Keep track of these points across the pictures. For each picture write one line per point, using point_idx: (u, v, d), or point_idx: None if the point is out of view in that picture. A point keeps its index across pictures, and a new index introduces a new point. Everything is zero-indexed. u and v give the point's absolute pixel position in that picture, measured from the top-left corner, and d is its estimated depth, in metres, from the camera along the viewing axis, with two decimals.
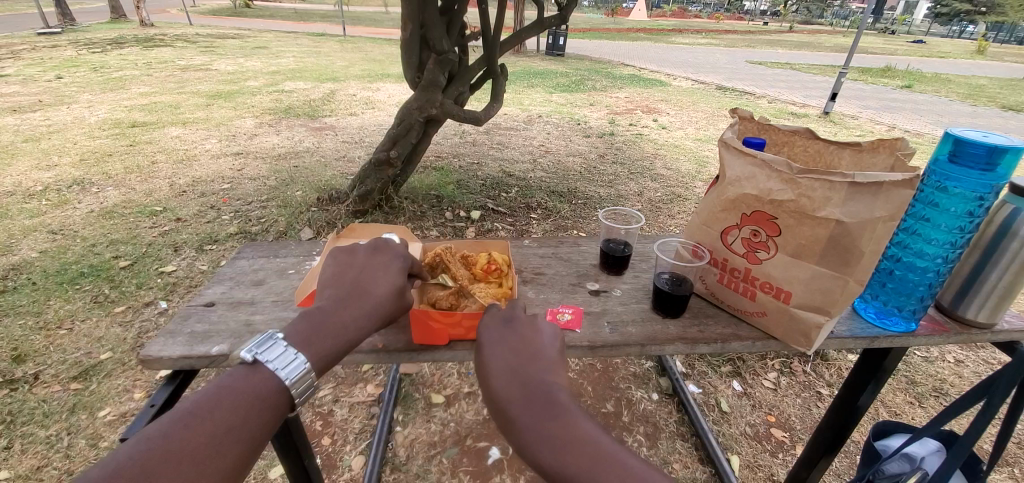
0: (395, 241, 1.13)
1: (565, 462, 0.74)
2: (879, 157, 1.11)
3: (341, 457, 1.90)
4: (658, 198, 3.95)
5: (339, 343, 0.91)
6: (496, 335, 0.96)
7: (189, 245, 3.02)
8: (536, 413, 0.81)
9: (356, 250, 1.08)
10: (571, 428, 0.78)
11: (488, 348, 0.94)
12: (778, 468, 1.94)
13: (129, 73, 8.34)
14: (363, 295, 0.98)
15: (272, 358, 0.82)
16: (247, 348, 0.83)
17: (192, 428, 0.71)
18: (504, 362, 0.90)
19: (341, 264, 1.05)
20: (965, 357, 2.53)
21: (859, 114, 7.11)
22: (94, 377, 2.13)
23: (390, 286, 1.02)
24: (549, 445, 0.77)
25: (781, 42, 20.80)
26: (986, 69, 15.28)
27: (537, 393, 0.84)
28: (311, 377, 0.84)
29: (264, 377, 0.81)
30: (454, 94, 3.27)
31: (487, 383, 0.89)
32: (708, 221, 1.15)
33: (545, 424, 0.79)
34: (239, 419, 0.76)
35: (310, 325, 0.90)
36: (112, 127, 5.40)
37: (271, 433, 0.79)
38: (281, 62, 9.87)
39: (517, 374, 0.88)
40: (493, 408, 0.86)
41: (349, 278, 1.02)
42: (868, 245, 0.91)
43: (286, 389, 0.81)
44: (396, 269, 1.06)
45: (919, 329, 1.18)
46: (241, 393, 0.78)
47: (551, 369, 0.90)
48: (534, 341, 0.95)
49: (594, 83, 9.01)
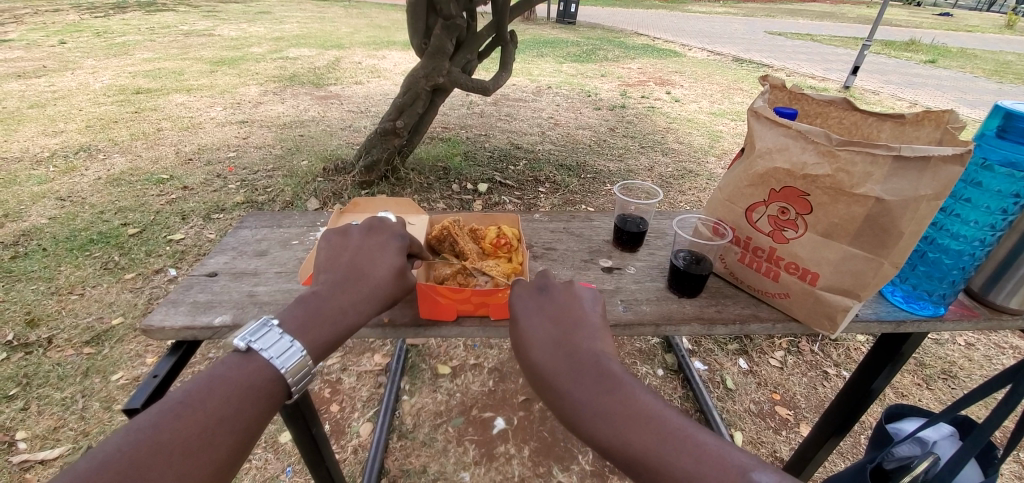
0: (392, 219, 1.08)
1: (628, 437, 0.73)
2: (924, 130, 1.03)
3: (349, 424, 1.92)
4: (669, 174, 3.86)
5: (338, 329, 0.88)
6: (534, 306, 0.92)
7: (196, 214, 2.98)
8: (591, 387, 0.78)
9: (349, 231, 1.03)
10: (628, 400, 0.76)
11: (527, 319, 0.90)
12: (781, 445, 1.93)
13: (132, 38, 8.17)
14: (360, 278, 0.94)
15: (267, 347, 0.80)
16: (240, 336, 0.80)
17: (183, 418, 0.69)
18: (548, 335, 0.87)
19: (335, 247, 1.00)
20: (976, 340, 2.48)
21: (880, 90, 6.85)
22: (106, 342, 2.14)
23: (388, 267, 0.97)
24: (610, 419, 0.75)
25: (802, 12, 20.00)
26: (1014, 44, 14.65)
27: (587, 366, 0.81)
28: (309, 365, 0.82)
29: (258, 365, 0.78)
30: (462, 63, 3.17)
31: (531, 357, 0.86)
32: (732, 197, 1.09)
33: (601, 398, 0.77)
34: (232, 410, 0.73)
35: (306, 311, 0.87)
36: (118, 93, 5.31)
37: (265, 423, 0.77)
38: (284, 28, 9.61)
39: (563, 346, 0.85)
40: (541, 382, 0.84)
41: (344, 261, 0.97)
42: (908, 225, 0.85)
43: (281, 378, 0.79)
44: (394, 249, 1.01)
45: (947, 314, 1.13)
46: (234, 383, 0.75)
47: (597, 337, 0.87)
48: (575, 311, 0.91)
49: (606, 53, 8.75)
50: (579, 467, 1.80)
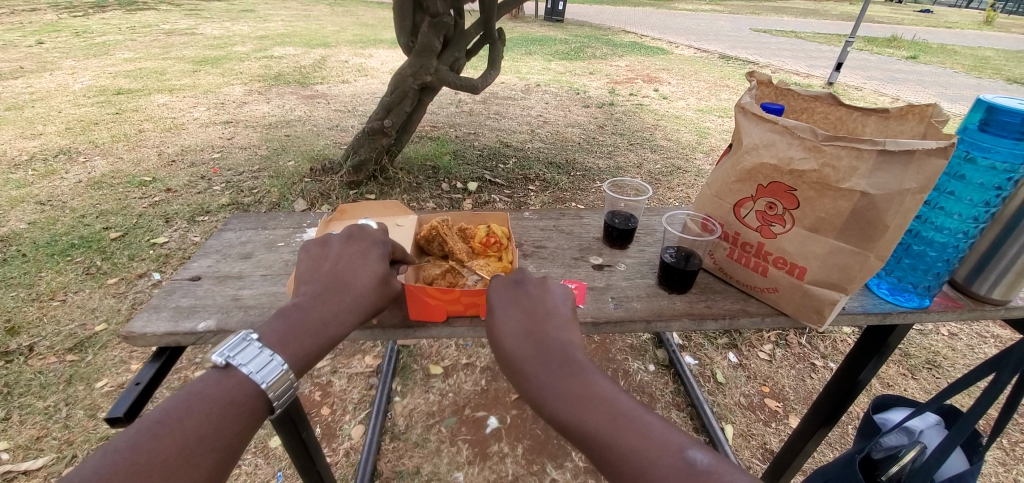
0: (373, 226, 1.07)
1: (585, 419, 0.73)
2: (908, 124, 1.04)
3: (340, 426, 1.90)
4: (658, 170, 3.88)
5: (321, 339, 0.86)
6: (503, 289, 0.92)
7: (180, 217, 2.93)
8: (553, 370, 0.79)
9: (329, 240, 1.02)
10: (589, 385, 0.77)
11: (496, 303, 0.90)
12: (771, 437, 1.95)
13: (112, 38, 7.99)
14: (342, 287, 0.93)
15: (247, 361, 0.78)
16: (219, 351, 0.78)
17: (162, 438, 0.67)
18: (515, 319, 0.87)
19: (315, 258, 0.99)
20: (958, 329, 2.53)
21: (863, 86, 6.95)
22: (89, 349, 2.10)
23: (370, 274, 0.96)
24: (568, 403, 0.75)
25: (786, 9, 20.27)
26: (991, 40, 14.99)
27: (553, 350, 0.82)
28: (290, 378, 0.80)
29: (238, 380, 0.77)
30: (449, 61, 3.15)
31: (499, 341, 0.86)
32: (720, 193, 1.09)
33: (563, 382, 0.78)
34: (212, 427, 0.72)
35: (286, 323, 0.85)
36: (98, 94, 5.19)
37: (247, 439, 0.75)
38: (268, 27, 9.49)
39: (531, 330, 0.85)
40: (506, 365, 0.84)
41: (325, 271, 0.96)
42: (893, 218, 0.86)
43: (262, 393, 0.78)
44: (376, 256, 1.00)
45: (932, 305, 1.15)
46: (213, 400, 0.74)
47: (565, 325, 0.87)
48: (545, 299, 0.90)
49: (594, 50, 8.76)
50: (573, 464, 1.80)
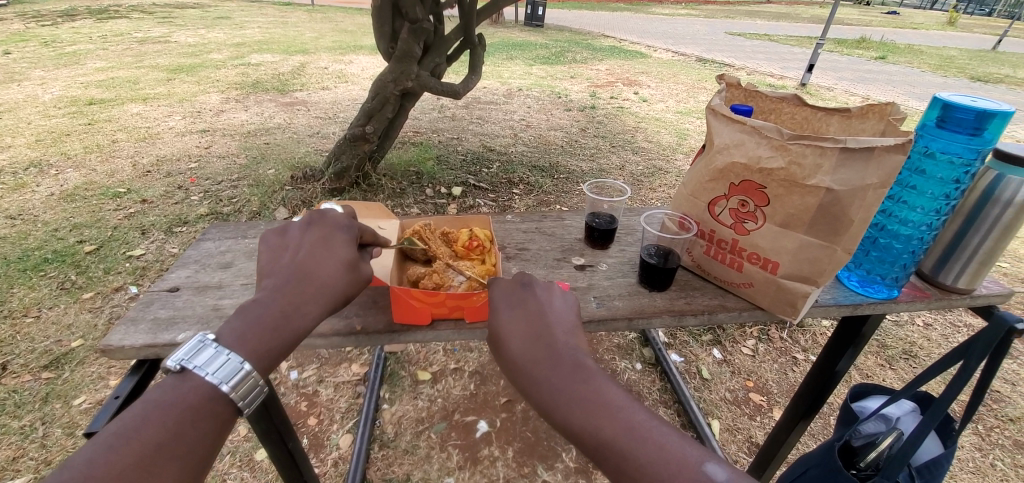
0: (334, 212, 1.07)
1: (599, 426, 0.73)
2: (869, 123, 1.09)
3: (328, 436, 1.88)
4: (640, 172, 3.94)
5: (285, 335, 0.86)
6: (513, 298, 0.92)
7: (157, 228, 2.88)
8: (564, 376, 0.79)
9: (289, 229, 1.02)
10: (602, 392, 0.77)
11: (505, 311, 0.90)
12: (756, 430, 1.99)
13: (82, 47, 7.80)
14: (305, 277, 0.92)
15: (204, 364, 0.77)
16: (174, 357, 0.77)
17: (118, 450, 0.66)
18: (524, 326, 0.88)
19: (275, 250, 0.98)
20: (932, 320, 2.62)
21: (835, 86, 7.16)
22: (65, 365, 2.04)
23: (334, 260, 0.97)
24: (581, 411, 0.75)
25: (760, 13, 20.77)
26: (954, 40, 15.58)
27: (563, 357, 0.82)
28: (253, 376, 0.79)
29: (195, 385, 0.76)
30: (430, 66, 3.17)
31: (508, 348, 0.86)
32: (696, 192, 1.12)
33: (574, 388, 0.78)
34: (170, 434, 0.71)
35: (246, 322, 0.85)
36: (68, 105, 5.06)
37: (213, 442, 0.74)
38: (245, 34, 9.37)
39: (540, 338, 0.85)
40: (514, 371, 0.84)
41: (286, 262, 0.95)
42: (858, 213, 0.89)
43: (222, 394, 0.76)
44: (341, 241, 1.00)
45: (901, 296, 1.19)
46: (172, 407, 0.73)
47: (573, 333, 0.87)
48: (553, 306, 0.91)
49: (574, 55, 8.87)
50: (563, 465, 1.81)
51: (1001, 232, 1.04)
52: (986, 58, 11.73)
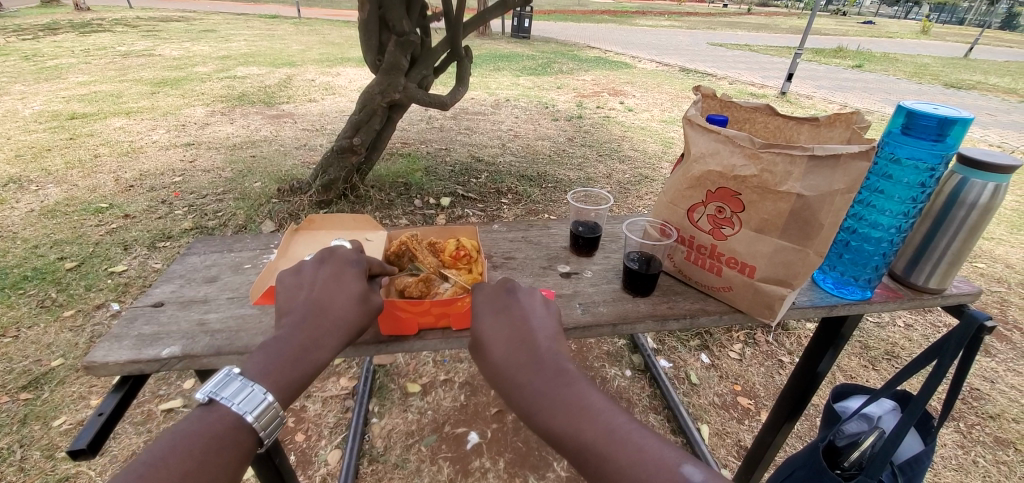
0: (344, 248, 1.09)
1: (579, 429, 0.74)
2: (836, 131, 1.13)
3: (316, 452, 1.86)
4: (627, 180, 4.00)
5: (304, 368, 0.86)
6: (496, 306, 0.94)
7: (140, 243, 2.85)
8: (545, 381, 0.81)
9: (302, 267, 1.02)
10: (583, 397, 0.78)
11: (487, 318, 0.92)
12: (744, 434, 2.02)
13: (64, 61, 7.73)
14: (320, 311, 0.93)
15: (230, 395, 0.78)
16: (201, 389, 0.78)
17: (148, 477, 0.64)
18: (506, 333, 0.89)
19: (290, 286, 0.98)
20: (913, 321, 2.68)
21: (815, 94, 7.35)
22: (45, 385, 2.01)
23: (347, 294, 0.97)
24: (562, 416, 0.76)
25: (741, 24, 21.26)
26: (929, 48, 16.07)
27: (544, 363, 0.83)
28: (276, 409, 0.80)
29: (221, 415, 0.76)
30: (418, 78, 3.19)
31: (490, 354, 0.88)
32: (674, 199, 1.16)
33: (555, 393, 0.79)
34: (197, 463, 0.69)
35: (268, 356, 0.85)
36: (50, 119, 5.00)
37: (235, 474, 0.73)
38: (230, 46, 9.36)
39: (522, 344, 0.87)
40: (496, 377, 0.86)
41: (301, 298, 0.95)
42: (827, 217, 0.93)
43: (247, 424, 0.76)
44: (352, 275, 1.01)
45: (874, 296, 1.23)
46: (198, 436, 0.72)
47: (554, 339, 0.89)
48: (535, 313, 0.93)
49: (561, 66, 9.00)
50: (555, 474, 1.82)
51: (967, 234, 1.09)
52: (959, 65, 12.12)
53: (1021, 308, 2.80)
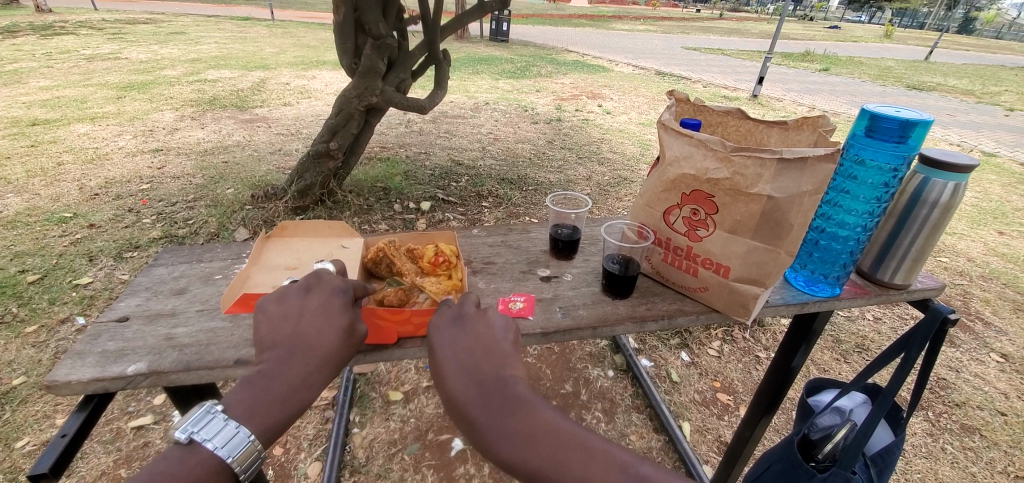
0: (329, 273, 1.02)
1: (528, 457, 0.71)
2: (804, 134, 1.17)
3: (295, 465, 1.82)
4: (606, 182, 4.04)
5: (288, 408, 0.83)
6: (447, 335, 0.89)
7: (106, 254, 2.74)
8: (494, 410, 0.77)
9: (286, 294, 0.95)
10: (532, 419, 0.75)
11: (438, 349, 0.87)
12: (724, 429, 2.06)
13: (24, 65, 7.42)
14: (307, 347, 0.88)
15: (212, 436, 0.73)
16: (180, 427, 0.73)
17: None
18: (456, 361, 0.84)
19: (274, 318, 0.91)
20: (882, 314, 2.78)
21: (785, 96, 7.57)
22: (5, 405, 1.91)
23: (334, 328, 0.92)
24: (512, 446, 0.73)
25: (713, 28, 21.76)
26: (891, 52, 16.72)
27: (493, 389, 0.79)
28: (257, 449, 0.75)
29: (202, 458, 0.71)
30: (395, 81, 3.16)
31: (441, 386, 0.83)
32: (651, 202, 1.17)
33: (504, 421, 0.75)
34: None
35: (253, 393, 0.82)
36: (8, 126, 4.79)
37: None
38: (201, 49, 9.14)
39: (472, 371, 0.82)
40: (449, 409, 0.81)
41: (286, 332, 0.89)
42: (796, 218, 0.96)
43: (227, 467, 0.72)
44: (339, 307, 0.95)
45: (842, 293, 1.27)
46: (179, 476, 0.68)
47: (505, 359, 0.84)
48: (487, 335, 0.87)
49: (539, 69, 9.05)
50: None
51: (929, 231, 1.13)
52: (920, 68, 12.66)
53: (981, 300, 2.93)
